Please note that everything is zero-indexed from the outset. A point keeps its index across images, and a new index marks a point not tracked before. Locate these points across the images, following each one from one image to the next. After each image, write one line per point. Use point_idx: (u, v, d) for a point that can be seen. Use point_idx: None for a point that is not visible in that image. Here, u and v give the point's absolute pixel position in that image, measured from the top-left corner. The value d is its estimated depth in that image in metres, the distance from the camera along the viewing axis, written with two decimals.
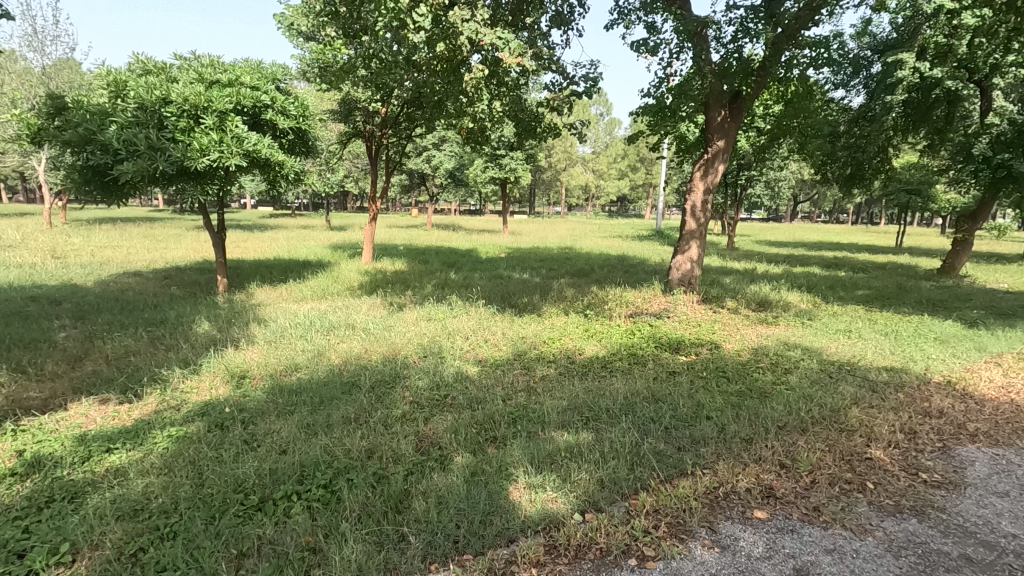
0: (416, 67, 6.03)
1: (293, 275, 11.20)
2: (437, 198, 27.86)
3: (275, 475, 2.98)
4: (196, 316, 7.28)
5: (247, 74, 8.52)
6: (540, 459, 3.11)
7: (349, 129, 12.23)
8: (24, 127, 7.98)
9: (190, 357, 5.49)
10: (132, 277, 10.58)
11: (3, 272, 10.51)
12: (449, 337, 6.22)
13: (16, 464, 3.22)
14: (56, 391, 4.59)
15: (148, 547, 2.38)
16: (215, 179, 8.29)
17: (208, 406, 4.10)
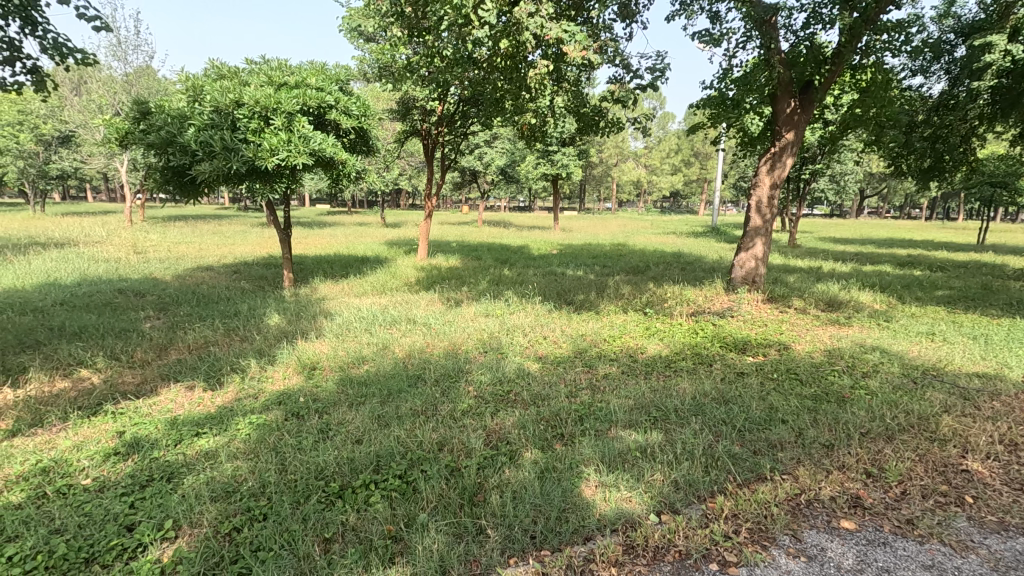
0: (478, 65, 6.06)
1: (353, 271, 11.54)
2: (487, 194, 28.02)
3: (353, 463, 3.08)
4: (267, 309, 7.61)
5: (312, 76, 8.83)
6: (611, 457, 3.08)
7: (406, 127, 12.48)
8: (113, 131, 8.59)
9: (264, 348, 5.77)
10: (205, 271, 11.18)
11: (94, 266, 11.37)
12: (509, 333, 6.26)
13: (118, 444, 3.47)
14: (147, 377, 4.93)
15: (241, 528, 2.51)
16: (282, 178, 8.62)
17: (285, 396, 4.29)
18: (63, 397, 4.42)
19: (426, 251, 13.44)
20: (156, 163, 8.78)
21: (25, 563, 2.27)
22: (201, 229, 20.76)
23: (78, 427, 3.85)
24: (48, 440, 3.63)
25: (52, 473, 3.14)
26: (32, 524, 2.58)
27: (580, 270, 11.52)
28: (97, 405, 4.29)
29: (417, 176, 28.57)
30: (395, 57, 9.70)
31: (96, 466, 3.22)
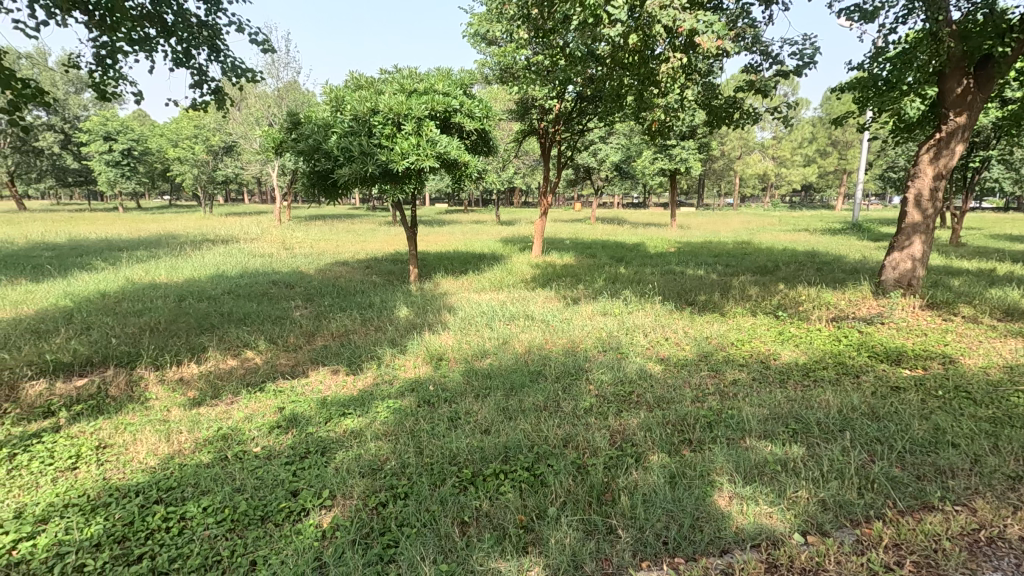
0: (603, 62, 6.01)
1: (472, 267, 11.99)
2: (601, 191, 27.60)
3: (483, 452, 3.21)
4: (396, 302, 8.17)
5: (440, 81, 9.28)
6: (746, 468, 2.92)
7: (525, 127, 12.69)
8: (271, 140, 9.71)
9: (396, 338, 6.21)
10: (342, 266, 12.27)
11: (252, 260, 12.96)
12: (628, 333, 6.14)
13: (280, 418, 3.94)
14: (299, 361, 5.53)
15: (387, 503, 2.72)
16: (411, 179, 9.16)
17: (417, 384, 4.59)
18: (235, 373, 5.11)
19: (541, 248, 13.60)
20: (304, 168, 9.79)
21: (216, 515, 2.65)
22: (337, 227, 22.77)
23: (248, 401, 4.43)
24: (225, 410, 4.22)
25: (231, 439, 3.64)
26: (218, 482, 3.00)
27: (701, 270, 10.98)
28: (260, 382, 4.89)
29: (531, 174, 28.90)
30: (517, 59, 9.92)
31: (264, 436, 3.68)
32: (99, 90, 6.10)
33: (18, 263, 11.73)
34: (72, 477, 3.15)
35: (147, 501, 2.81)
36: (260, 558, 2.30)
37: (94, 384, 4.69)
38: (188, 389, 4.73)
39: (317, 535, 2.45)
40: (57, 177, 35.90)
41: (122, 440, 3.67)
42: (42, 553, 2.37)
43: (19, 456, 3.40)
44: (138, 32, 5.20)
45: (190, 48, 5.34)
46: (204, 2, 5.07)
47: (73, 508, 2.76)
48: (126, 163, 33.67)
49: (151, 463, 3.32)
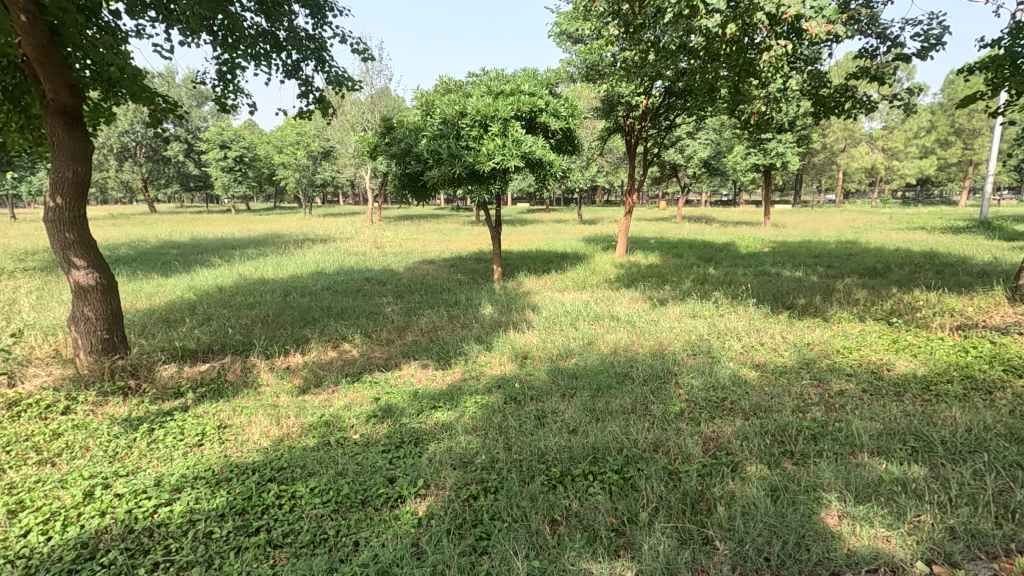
0: (696, 55, 5.80)
1: (555, 267, 11.97)
2: (688, 188, 26.56)
3: (571, 451, 3.21)
4: (481, 300, 8.34)
5: (526, 82, 9.34)
6: (858, 486, 2.70)
7: (610, 124, 12.48)
8: (366, 145, 10.24)
9: (482, 335, 6.35)
10: (429, 264, 12.72)
11: (348, 258, 13.73)
12: (720, 337, 5.88)
13: (376, 408, 4.15)
14: (392, 354, 5.79)
15: (478, 496, 2.79)
16: (496, 179, 9.26)
17: (503, 381, 4.67)
18: (334, 364, 5.45)
19: (625, 248, 13.32)
20: (397, 171, 10.26)
21: (323, 496, 2.83)
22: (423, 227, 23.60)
23: (347, 390, 4.71)
24: (327, 399, 4.51)
25: (332, 426, 3.89)
26: (323, 465, 3.21)
27: (800, 271, 10.26)
28: (357, 373, 5.19)
29: (614, 172, 28.40)
30: (603, 56, 9.79)
31: (362, 424, 3.90)
32: (220, 102, 6.72)
33: (152, 260, 13.21)
34: (199, 452, 3.50)
35: (262, 478, 3.06)
36: (362, 539, 2.43)
37: (215, 370, 5.19)
38: (294, 377, 5.11)
39: (414, 522, 2.55)
40: (182, 183, 39.99)
41: (239, 421, 4.02)
42: (178, 518, 2.65)
43: (156, 431, 3.82)
44: (255, 48, 5.69)
45: (299, 60, 5.76)
46: (313, 16, 5.44)
47: (202, 480, 3.06)
48: (239, 169, 36.87)
49: (265, 444, 3.62)
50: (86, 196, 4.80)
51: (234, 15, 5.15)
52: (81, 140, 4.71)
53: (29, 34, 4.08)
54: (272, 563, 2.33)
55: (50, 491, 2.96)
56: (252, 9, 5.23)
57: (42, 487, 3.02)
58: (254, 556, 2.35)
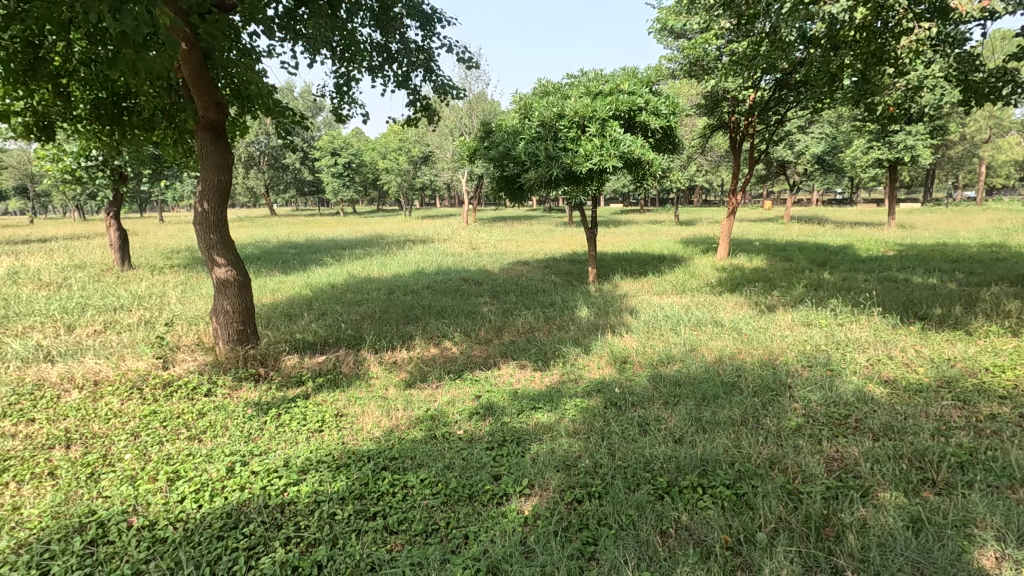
0: (817, 44, 5.38)
1: (652, 269, 11.64)
2: (798, 187, 24.73)
3: (678, 462, 3.09)
4: (577, 302, 8.29)
5: (626, 81, 9.16)
6: (1021, 525, 2.36)
7: (713, 121, 11.93)
8: (466, 149, 10.57)
9: (579, 338, 6.31)
10: (524, 265, 12.87)
11: (446, 258, 14.24)
12: (840, 348, 5.41)
13: (478, 406, 4.26)
14: (490, 353, 5.93)
15: (582, 500, 2.78)
16: (594, 180, 9.13)
17: (603, 385, 4.61)
18: (437, 361, 5.67)
19: (727, 250, 12.66)
20: (494, 173, 10.47)
21: (432, 488, 2.95)
22: (517, 228, 23.92)
23: (450, 386, 4.88)
24: (431, 394, 4.70)
25: (437, 420, 4.05)
26: (432, 458, 3.35)
27: (934, 277, 9.18)
28: (459, 370, 5.36)
29: (715, 170, 27.12)
30: (708, 50, 9.37)
31: (466, 421, 4.02)
32: (337, 113, 7.24)
33: (274, 258, 14.52)
34: (319, 438, 3.79)
35: (377, 467, 3.25)
36: (471, 534, 2.50)
37: (331, 361, 5.59)
38: (400, 371, 5.38)
39: (521, 521, 2.58)
40: (298, 188, 43.59)
41: (353, 411, 4.30)
42: (305, 498, 2.88)
43: (283, 415, 4.19)
44: (369, 62, 6.07)
45: (409, 71, 6.06)
46: (422, 28, 5.70)
47: (324, 464, 3.31)
48: (347, 174, 39.51)
49: (377, 434, 3.84)
50: (228, 202, 5.38)
51: (352, 32, 5.53)
52: (225, 151, 5.28)
53: (186, 59, 4.64)
54: (389, 548, 2.47)
55: (199, 464, 3.34)
56: (368, 25, 5.59)
57: (193, 460, 3.41)
58: (373, 539, 2.50)
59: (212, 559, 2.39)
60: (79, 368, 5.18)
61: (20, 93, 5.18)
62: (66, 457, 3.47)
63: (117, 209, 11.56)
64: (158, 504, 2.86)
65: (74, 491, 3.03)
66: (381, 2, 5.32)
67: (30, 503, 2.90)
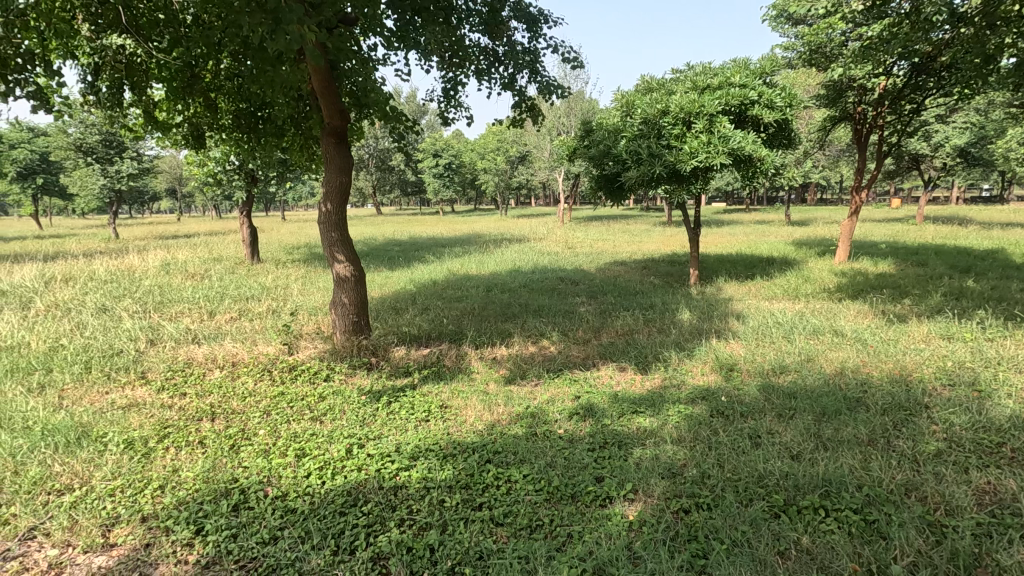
0: (969, 21, 4.81)
1: (760, 272, 10.95)
2: (935, 183, 22.08)
3: (795, 479, 2.90)
4: (678, 305, 8.00)
5: (737, 73, 8.68)
6: None
7: (836, 112, 10.97)
8: (565, 148, 10.56)
9: (682, 342, 6.08)
10: (621, 266, 12.64)
11: (542, 257, 14.34)
12: (989, 367, 4.76)
13: (578, 406, 4.25)
14: (589, 354, 5.89)
15: (690, 510, 2.69)
16: (699, 179, 8.72)
17: (709, 392, 4.41)
18: (535, 359, 5.73)
19: (847, 252, 11.59)
20: (594, 173, 10.37)
21: (535, 484, 3.00)
22: (613, 227, 23.54)
23: (549, 385, 4.92)
24: (531, 391, 4.77)
25: (538, 418, 4.09)
26: (533, 454, 3.39)
27: None
28: (558, 369, 5.37)
29: (834, 166, 24.94)
30: (832, 36, 8.65)
31: (566, 421, 4.02)
32: (445, 116, 7.54)
33: (380, 255, 15.41)
34: (427, 427, 3.98)
35: (482, 459, 3.35)
36: (575, 533, 2.51)
37: (435, 355, 5.84)
38: (500, 368, 5.50)
39: (626, 525, 2.55)
40: (402, 189, 45.92)
41: (457, 404, 4.47)
42: (416, 483, 3.04)
43: (393, 404, 4.45)
44: (477, 65, 6.25)
45: (515, 73, 6.16)
46: (529, 30, 5.77)
47: (433, 452, 3.47)
48: (447, 174, 40.97)
49: (480, 427, 3.96)
50: (348, 202, 5.80)
51: (462, 38, 5.73)
52: (347, 155, 5.69)
53: (317, 71, 5.06)
54: (495, 539, 2.54)
55: (321, 444, 3.64)
56: (477, 30, 5.75)
57: (316, 439, 3.73)
58: (481, 528, 2.59)
59: (336, 532, 2.60)
60: (220, 350, 5.83)
61: (178, 106, 5.91)
62: (211, 428, 3.92)
63: (249, 208, 12.84)
64: (289, 477, 3.15)
65: (220, 459, 3.41)
66: (491, 7, 5.46)
67: (186, 467, 3.31)
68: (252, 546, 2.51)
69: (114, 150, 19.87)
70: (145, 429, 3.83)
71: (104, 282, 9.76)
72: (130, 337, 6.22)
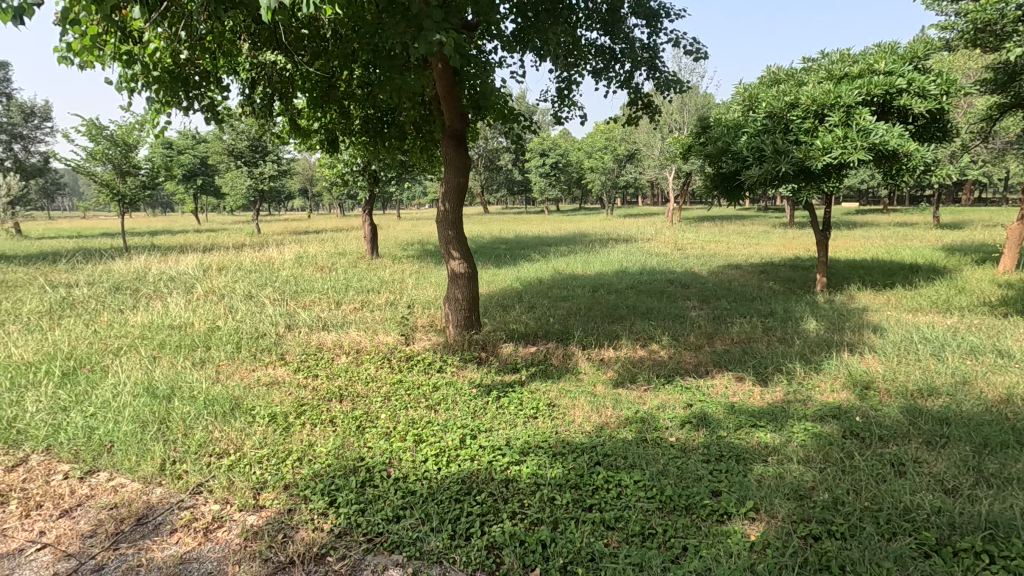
0: None
1: (902, 280, 9.77)
2: None
3: (950, 517, 2.58)
4: (803, 314, 7.37)
5: (882, 59, 7.82)
6: None
7: (1005, 99, 9.50)
8: (679, 146, 10.16)
9: (807, 354, 5.61)
10: (737, 269, 11.92)
11: (651, 258, 13.92)
12: None
13: (691, 415, 4.09)
14: (702, 361, 5.63)
15: (820, 538, 2.48)
16: (832, 177, 7.94)
17: (841, 411, 4.02)
18: (644, 363, 5.58)
19: (1015, 260, 9.99)
20: (710, 171, 9.88)
21: (647, 491, 2.92)
22: (727, 228, 22.23)
23: (659, 391, 4.78)
24: (640, 396, 4.66)
25: (648, 423, 3.99)
26: (644, 461, 3.31)
27: None
28: (669, 375, 5.19)
29: (1000, 161, 21.57)
30: (1005, 11, 7.50)
31: (678, 429, 3.88)
32: (558, 116, 7.58)
33: (488, 253, 15.83)
34: (535, 424, 4.03)
35: (591, 460, 3.34)
36: (691, 547, 2.43)
37: (542, 353, 5.90)
38: (608, 370, 5.43)
39: (747, 544, 2.43)
40: (509, 188, 46.85)
41: (565, 403, 4.48)
42: (527, 478, 3.10)
43: (503, 398, 4.56)
44: (593, 65, 6.22)
45: (632, 70, 6.05)
46: (649, 26, 5.63)
47: (543, 449, 3.52)
48: (554, 173, 41.07)
49: (588, 428, 3.94)
50: (464, 201, 6.03)
51: (579, 38, 5.72)
52: (465, 157, 5.92)
53: (441, 76, 5.30)
54: (607, 543, 2.52)
55: (437, 432, 3.83)
56: (595, 29, 5.72)
57: (432, 427, 3.93)
58: (592, 530, 2.58)
59: (453, 518, 2.72)
60: (347, 338, 6.34)
61: (317, 114, 6.50)
62: (340, 409, 4.28)
63: (370, 207, 13.78)
64: (408, 461, 3.35)
65: (347, 438, 3.71)
66: (610, 5, 5.38)
67: (319, 442, 3.64)
68: (378, 522, 2.70)
69: (259, 155, 22.27)
70: (284, 406, 4.26)
71: (250, 272, 10.98)
72: (272, 322, 6.96)
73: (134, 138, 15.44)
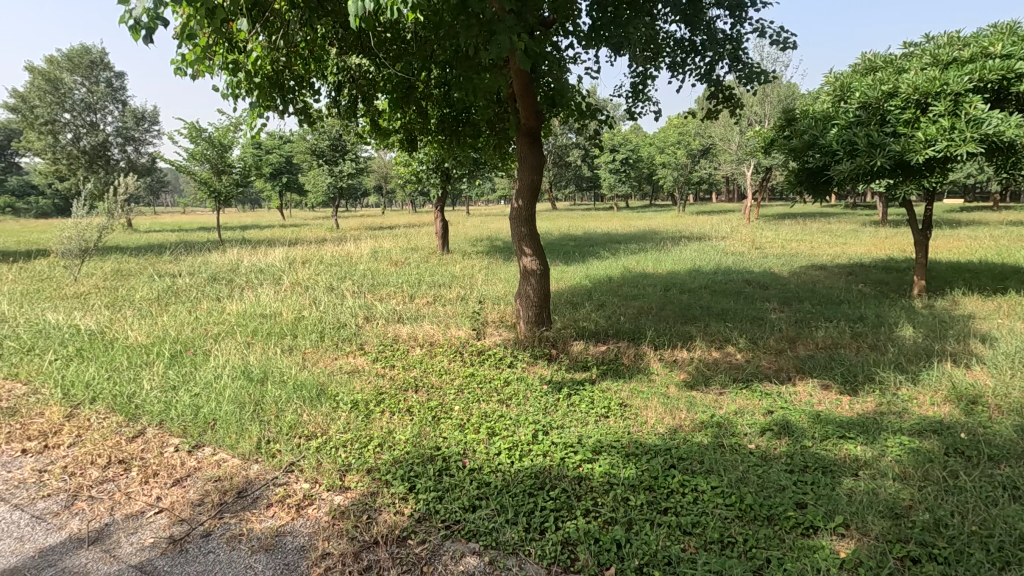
0: None
1: (1016, 285, 8.84)
2: None
3: None
4: (898, 319, 6.85)
5: (998, 41, 7.10)
6: None
7: None
8: (761, 140, 9.70)
9: (903, 363, 5.21)
10: (821, 270, 11.23)
11: (726, 257, 13.38)
12: None
13: (772, 422, 3.91)
14: (783, 366, 5.37)
15: (921, 561, 2.32)
16: (935, 172, 7.28)
17: (943, 426, 3.71)
18: (720, 366, 5.40)
19: None
20: (794, 166, 9.36)
21: (726, 498, 2.84)
22: (811, 226, 20.91)
23: (736, 395, 4.61)
24: (716, 399, 4.52)
25: (725, 428, 3.86)
26: (722, 466, 3.21)
27: None
28: (746, 380, 5.00)
29: None
30: None
31: (758, 435, 3.74)
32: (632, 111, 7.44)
33: (556, 250, 15.79)
34: (607, 423, 4.01)
35: (666, 463, 3.28)
36: (775, 559, 2.34)
37: (613, 352, 5.83)
38: (682, 371, 5.30)
39: (836, 561, 2.31)
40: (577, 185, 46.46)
41: (637, 403, 4.42)
42: (600, 477, 3.10)
43: (574, 396, 4.57)
44: (671, 58, 6.06)
45: (713, 62, 5.84)
46: (732, 15, 5.41)
47: (615, 448, 3.49)
48: (624, 169, 40.29)
49: (662, 430, 3.87)
50: (537, 199, 6.06)
51: (658, 32, 5.58)
52: (539, 154, 5.95)
53: (517, 75, 5.35)
54: (684, 548, 2.48)
55: (509, 426, 3.90)
56: (674, 22, 5.56)
57: (505, 421, 4.00)
58: (668, 533, 2.54)
59: (527, 511, 2.76)
60: (421, 330, 6.57)
61: (397, 115, 6.74)
62: (416, 399, 4.45)
63: (443, 203, 14.11)
64: (482, 453, 3.43)
65: (424, 428, 3.85)
66: None
67: (398, 430, 3.80)
68: (455, 510, 2.79)
69: (339, 154, 23.37)
70: (365, 393, 4.48)
71: (330, 265, 11.58)
72: (351, 313, 7.33)
73: (228, 139, 16.65)
